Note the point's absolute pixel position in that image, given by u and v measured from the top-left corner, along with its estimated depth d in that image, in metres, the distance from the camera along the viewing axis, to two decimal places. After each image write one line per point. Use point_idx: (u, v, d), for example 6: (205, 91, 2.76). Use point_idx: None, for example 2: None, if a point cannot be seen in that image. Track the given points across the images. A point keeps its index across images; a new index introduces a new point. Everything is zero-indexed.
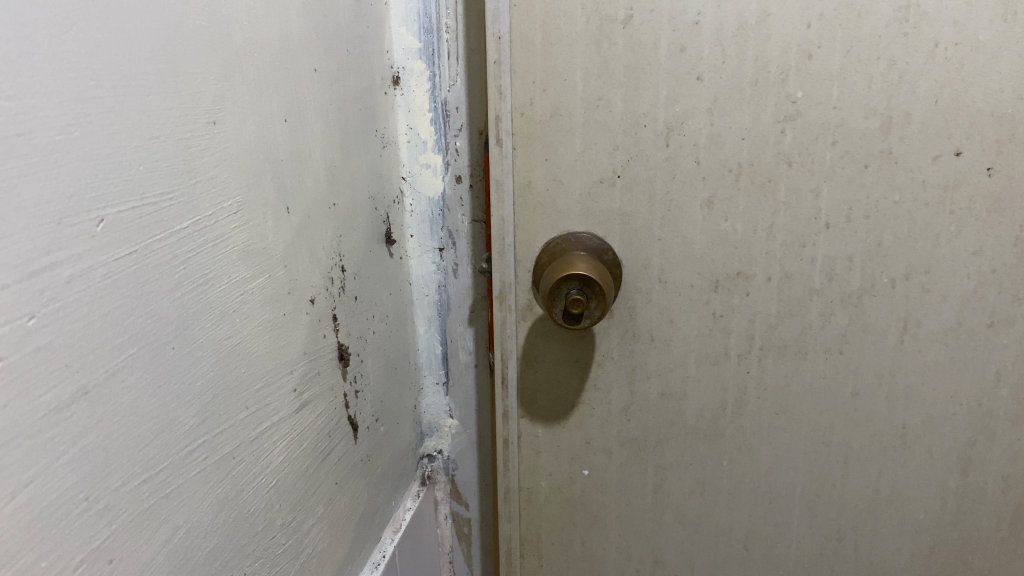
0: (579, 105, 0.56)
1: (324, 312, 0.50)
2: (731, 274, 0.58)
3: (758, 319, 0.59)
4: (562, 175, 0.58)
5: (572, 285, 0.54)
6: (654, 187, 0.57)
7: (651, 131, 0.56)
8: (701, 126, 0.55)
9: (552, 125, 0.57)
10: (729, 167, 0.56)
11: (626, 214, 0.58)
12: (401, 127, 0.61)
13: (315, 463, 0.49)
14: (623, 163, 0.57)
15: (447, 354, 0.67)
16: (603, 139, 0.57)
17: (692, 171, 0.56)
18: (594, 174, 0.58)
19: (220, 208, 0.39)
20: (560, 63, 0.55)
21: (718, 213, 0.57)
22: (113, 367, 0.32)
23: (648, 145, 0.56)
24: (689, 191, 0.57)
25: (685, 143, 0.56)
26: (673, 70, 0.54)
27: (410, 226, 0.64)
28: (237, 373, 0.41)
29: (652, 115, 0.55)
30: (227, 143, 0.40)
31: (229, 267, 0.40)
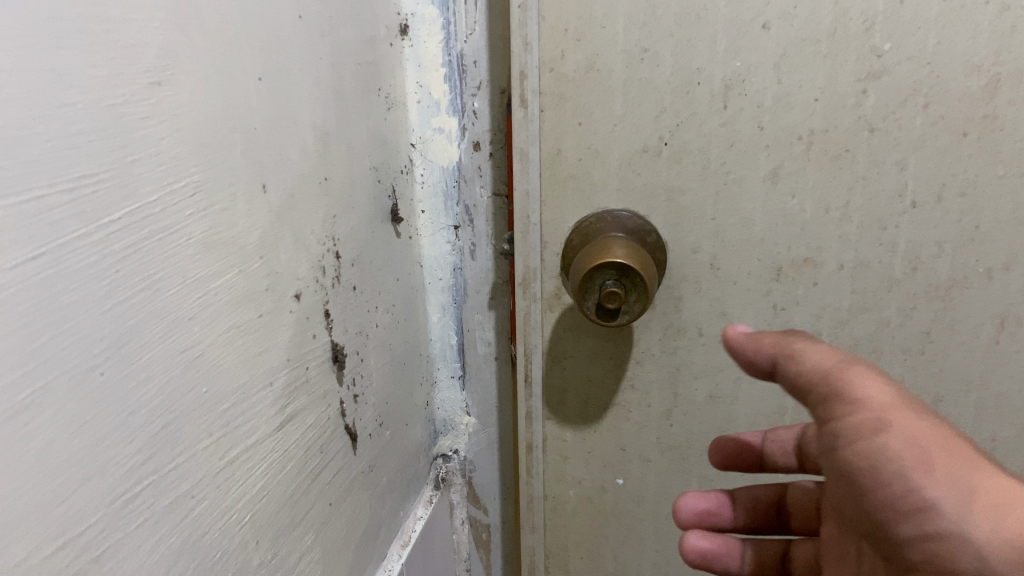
0: (619, 59, 0.47)
1: (313, 309, 0.42)
2: (797, 261, 0.50)
3: (825, 314, 0.51)
4: (598, 143, 0.50)
5: (610, 275, 0.46)
6: (708, 158, 0.48)
7: (705, 91, 0.47)
8: (766, 86, 0.46)
9: (586, 84, 0.48)
10: (798, 135, 0.47)
11: (672, 189, 0.50)
12: (410, 85, 0.53)
13: (303, 487, 0.42)
14: (671, 129, 0.48)
15: (464, 345, 0.59)
16: (647, 100, 0.48)
17: (754, 139, 0.47)
18: (636, 142, 0.49)
19: (169, 191, 0.31)
20: (597, 7, 0.46)
21: (784, 190, 0.48)
22: (15, 406, 0.24)
23: (701, 109, 0.47)
24: (749, 163, 0.48)
25: (747, 105, 0.46)
26: (733, 17, 0.44)
27: (420, 200, 0.56)
28: (197, 393, 0.33)
29: (707, 72, 0.46)
30: (180, 109, 0.32)
31: (185, 264, 0.32)
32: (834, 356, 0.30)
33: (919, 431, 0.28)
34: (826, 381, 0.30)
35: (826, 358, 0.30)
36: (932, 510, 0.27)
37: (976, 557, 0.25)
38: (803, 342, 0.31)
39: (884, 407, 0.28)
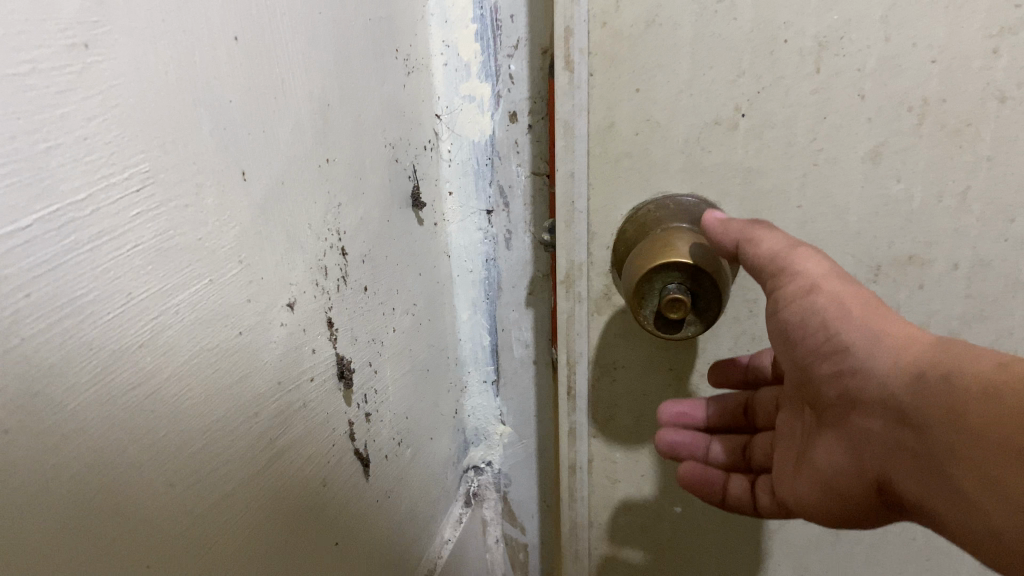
0: (686, 11, 0.38)
1: (312, 318, 0.35)
2: (900, 258, 0.41)
3: (931, 325, 0.43)
4: (658, 114, 0.41)
5: (673, 278, 0.37)
6: (795, 133, 0.40)
7: (794, 50, 0.38)
8: (871, 44, 0.37)
9: (644, 43, 0.39)
10: (910, 105, 0.37)
11: (749, 170, 0.41)
12: (435, 45, 0.45)
13: (302, 531, 0.36)
14: (750, 98, 0.39)
15: (498, 347, 0.53)
16: (720, 62, 0.39)
17: (853, 111, 0.38)
18: (706, 113, 0.40)
19: (104, 187, 0.24)
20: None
21: (887, 172, 0.39)
22: None
23: (788, 73, 0.38)
24: (846, 140, 0.39)
25: (846, 69, 0.37)
26: None
27: (448, 180, 0.48)
28: (149, 440, 0.26)
29: (796, 26, 0.37)
30: (116, 78, 0.24)
31: (129, 279, 0.25)
32: (785, 242, 0.34)
33: (844, 294, 0.31)
34: (779, 262, 0.34)
35: (778, 243, 0.34)
36: (852, 352, 0.30)
37: (879, 385, 0.29)
38: (765, 229, 0.36)
39: (817, 277, 0.32)
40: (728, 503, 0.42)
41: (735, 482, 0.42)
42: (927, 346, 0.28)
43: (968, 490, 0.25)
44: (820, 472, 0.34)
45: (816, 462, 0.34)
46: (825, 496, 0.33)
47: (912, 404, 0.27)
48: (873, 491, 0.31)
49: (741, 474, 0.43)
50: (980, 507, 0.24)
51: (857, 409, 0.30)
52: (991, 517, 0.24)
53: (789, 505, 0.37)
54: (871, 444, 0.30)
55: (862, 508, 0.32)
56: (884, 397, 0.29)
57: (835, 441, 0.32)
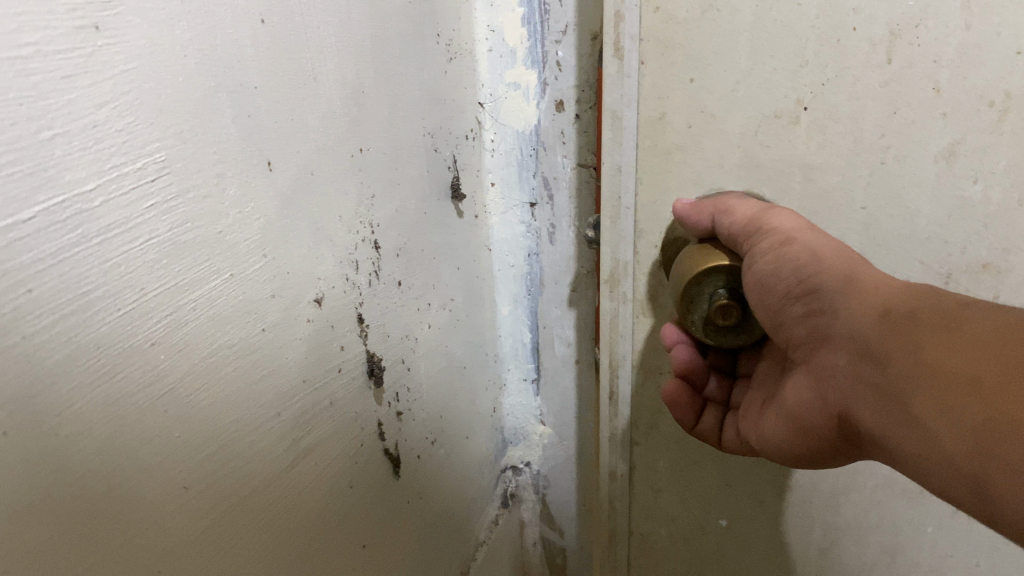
0: None
1: (341, 315, 0.34)
2: (973, 265, 0.39)
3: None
4: (713, 106, 0.40)
5: (718, 282, 0.37)
6: (862, 127, 0.38)
7: (863, 39, 0.36)
8: (948, 32, 0.34)
9: (699, 27, 0.38)
10: (991, 100, 0.35)
11: (809, 166, 0.40)
12: (481, 30, 0.43)
13: (327, 533, 0.34)
14: (815, 89, 0.38)
15: (539, 344, 0.51)
16: (783, 49, 0.37)
17: (927, 104, 0.36)
18: (765, 105, 0.39)
19: (111, 180, 0.23)
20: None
21: (962, 172, 0.37)
22: None
23: (857, 62, 0.36)
24: (919, 135, 0.37)
25: (920, 60, 0.35)
26: None
27: (491, 171, 0.47)
28: (165, 440, 0.25)
29: (867, 12, 0.35)
30: (131, 64, 0.23)
31: (141, 275, 0.24)
32: (757, 208, 0.36)
33: (817, 244, 0.32)
34: (753, 223, 0.36)
35: (751, 209, 0.36)
36: (819, 295, 0.31)
37: (843, 329, 0.30)
38: (736, 199, 0.38)
39: (792, 231, 0.34)
40: (694, 430, 0.44)
41: (707, 416, 0.44)
42: (889, 287, 0.29)
43: (921, 415, 0.26)
44: (789, 411, 0.36)
45: (787, 402, 0.36)
46: (796, 431, 0.35)
47: (873, 346, 0.28)
48: (832, 427, 0.32)
49: (716, 409, 0.44)
50: (926, 431, 0.25)
51: (823, 348, 0.32)
52: (937, 442, 0.25)
53: (763, 442, 0.39)
54: (832, 380, 0.31)
55: (824, 441, 0.33)
56: (847, 340, 0.30)
57: (806, 380, 0.34)
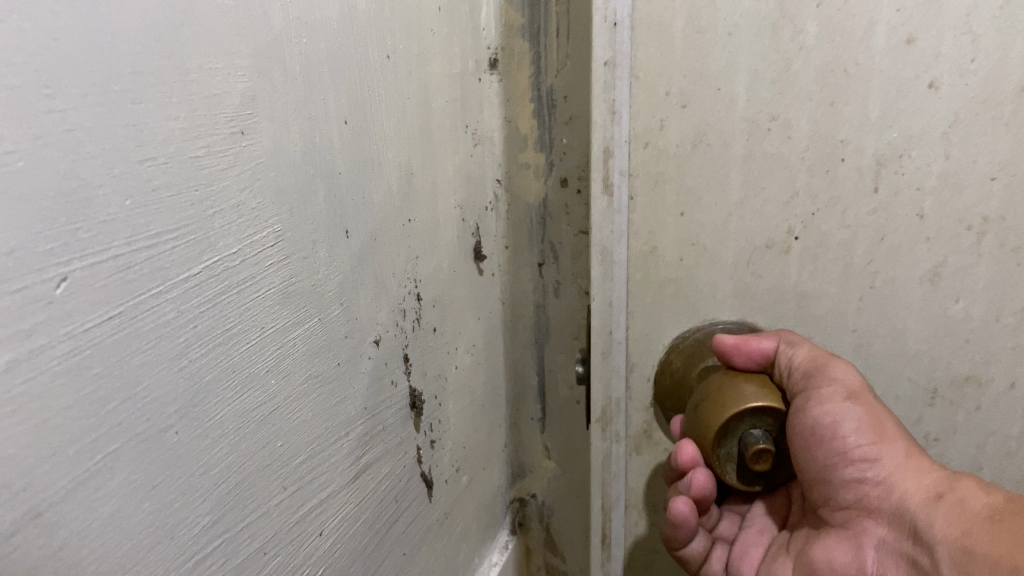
0: (741, 126, 0.50)
1: (393, 354, 0.41)
2: (958, 377, 0.51)
3: (987, 447, 0.52)
4: (704, 239, 0.55)
5: (761, 422, 0.46)
6: (853, 253, 0.51)
7: (850, 168, 0.49)
8: (931, 161, 0.47)
9: (687, 159, 0.53)
10: (971, 225, 0.47)
11: (802, 294, 0.53)
12: (500, 120, 0.52)
13: (378, 537, 0.41)
14: (805, 220, 0.51)
15: (545, 386, 0.58)
16: (772, 181, 0.51)
17: (914, 229, 0.48)
18: (757, 235, 0.53)
19: (248, 244, 0.30)
20: (710, 42, 0.49)
21: (945, 292, 0.49)
22: (86, 472, 0.24)
23: (847, 190, 0.49)
24: (903, 259, 0.49)
25: (903, 187, 0.48)
26: (893, 69, 0.46)
27: (506, 236, 0.54)
28: (273, 447, 0.32)
29: (856, 144, 0.48)
30: (262, 158, 0.31)
31: (261, 315, 0.31)
32: (816, 358, 0.46)
33: (876, 415, 0.43)
34: (814, 371, 0.45)
35: (812, 358, 0.46)
36: (878, 463, 0.42)
37: (899, 499, 0.40)
38: (796, 349, 0.48)
39: (853, 393, 0.43)
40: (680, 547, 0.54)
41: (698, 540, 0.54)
42: (942, 475, 0.39)
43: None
44: (820, 561, 0.45)
45: (820, 554, 0.46)
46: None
47: (925, 520, 0.39)
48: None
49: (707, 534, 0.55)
50: None
51: (871, 511, 0.42)
52: None
53: None
54: (878, 540, 0.42)
55: None
56: (901, 509, 0.40)
57: (843, 535, 0.44)
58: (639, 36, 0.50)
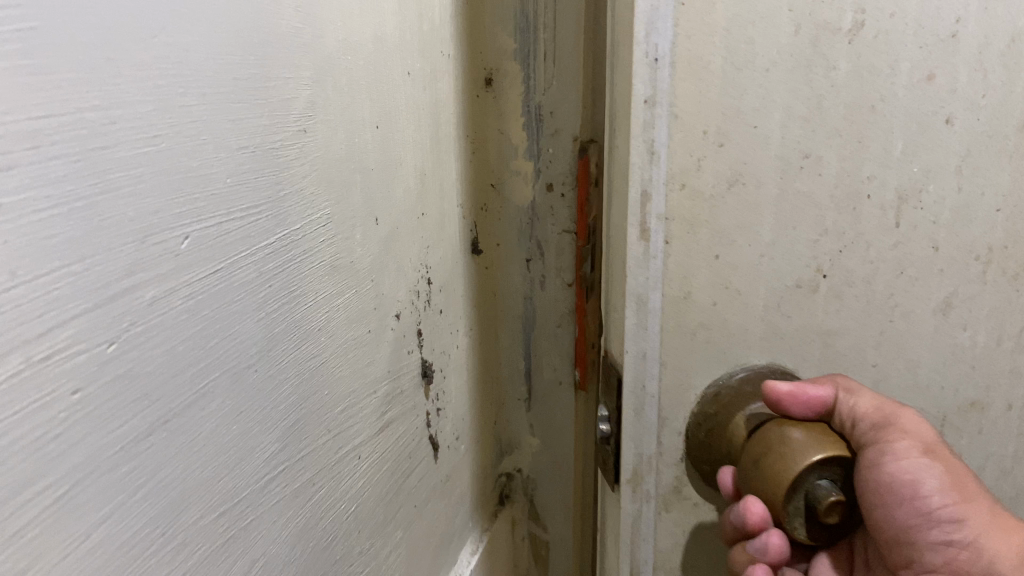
0: (773, 169, 0.60)
1: (410, 327, 0.48)
2: (965, 404, 0.66)
3: (989, 465, 0.68)
4: (737, 280, 0.63)
5: (827, 472, 0.53)
6: (876, 289, 0.62)
7: (874, 206, 0.60)
8: (946, 195, 0.59)
9: (720, 206, 0.61)
10: (979, 257, 0.61)
11: (824, 331, 0.64)
12: (494, 131, 0.59)
13: (396, 486, 0.47)
14: (831, 259, 0.62)
15: (531, 370, 0.64)
16: (806, 220, 0.61)
17: (928, 259, 0.61)
18: (791, 277, 0.63)
19: (308, 222, 0.37)
20: (740, 85, 0.58)
21: (955, 322, 0.63)
22: (195, 393, 0.30)
23: (869, 227, 0.61)
24: (923, 293, 0.62)
25: (921, 220, 0.60)
26: (912, 111, 0.57)
27: (498, 234, 0.62)
28: (322, 395, 0.39)
29: (876, 194, 0.60)
30: (320, 152, 0.37)
31: (315, 282, 0.38)
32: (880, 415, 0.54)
33: (953, 478, 0.52)
34: (883, 428, 0.54)
35: (877, 413, 0.55)
36: (965, 524, 0.50)
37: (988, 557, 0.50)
38: (856, 405, 0.56)
39: (923, 453, 0.52)
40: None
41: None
42: None
43: None
44: None
45: None
46: None
47: None
48: None
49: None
50: None
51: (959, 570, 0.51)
52: None
53: None
54: None
55: None
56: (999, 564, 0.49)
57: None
58: (677, 76, 0.58)
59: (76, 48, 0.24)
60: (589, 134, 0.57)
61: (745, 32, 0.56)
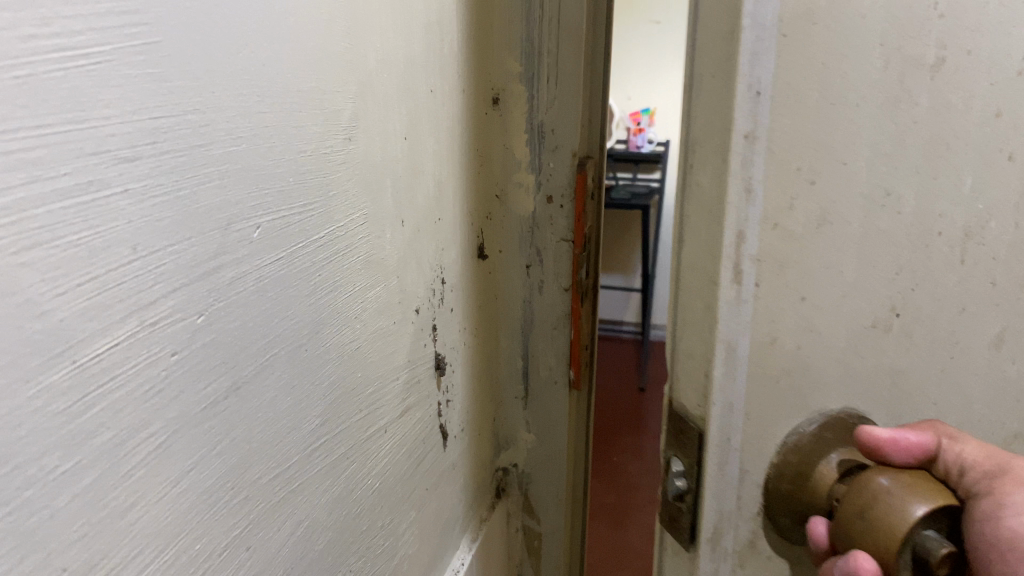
0: (856, 204, 0.42)
1: (426, 323, 0.52)
2: None
3: None
4: (820, 323, 0.44)
5: (937, 524, 0.41)
6: (938, 321, 0.45)
7: (944, 241, 0.44)
8: (1005, 231, 0.44)
9: (816, 243, 0.42)
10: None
11: (896, 372, 0.46)
12: (498, 146, 0.64)
13: (412, 468, 0.51)
14: (904, 294, 0.44)
15: (528, 369, 0.69)
16: (884, 256, 0.43)
17: (986, 295, 0.45)
18: (858, 317, 0.44)
19: (350, 220, 0.41)
20: (836, 118, 0.40)
21: (1005, 356, 0.47)
22: (259, 365, 0.34)
23: (938, 263, 0.44)
24: (979, 327, 0.46)
25: (983, 254, 0.44)
26: (979, 146, 0.42)
27: (499, 242, 0.66)
28: (356, 377, 0.43)
29: (947, 220, 0.43)
30: (359, 158, 0.42)
31: (353, 274, 0.42)
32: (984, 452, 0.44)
33: None
34: (993, 470, 0.43)
35: (980, 450, 0.44)
36: None
37: None
38: (962, 445, 0.44)
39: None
40: None
41: None
42: None
43: None
44: None
45: None
46: None
47: None
48: None
49: None
50: None
51: None
52: None
53: None
54: None
55: None
56: None
57: None
58: (777, 110, 0.40)
59: (184, 59, 0.29)
60: (584, 151, 0.63)
61: (829, 58, 0.39)
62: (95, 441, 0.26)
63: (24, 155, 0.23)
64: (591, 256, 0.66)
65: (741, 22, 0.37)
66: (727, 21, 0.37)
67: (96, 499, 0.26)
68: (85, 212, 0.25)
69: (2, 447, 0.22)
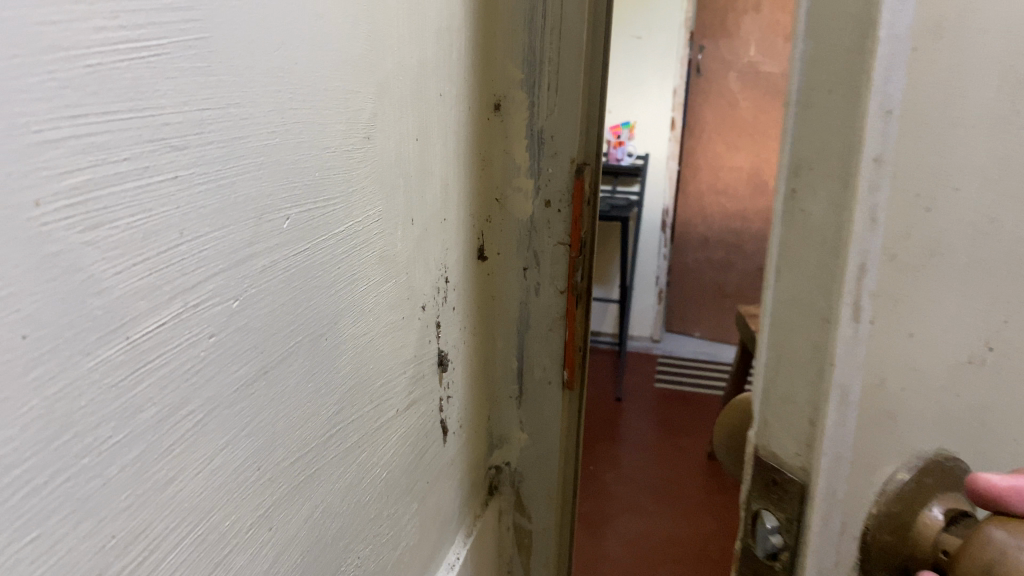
0: (963, 233, 0.35)
1: (431, 319, 0.53)
2: None
3: None
4: (924, 362, 0.37)
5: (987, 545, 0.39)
6: None
7: None
8: None
9: (929, 278, 0.36)
10: None
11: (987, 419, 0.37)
12: (499, 151, 0.65)
13: (415, 461, 0.53)
14: (998, 328, 0.36)
15: (523, 369, 0.70)
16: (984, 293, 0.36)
17: None
18: (947, 354, 0.37)
19: (367, 215, 0.42)
20: (955, 137, 0.34)
21: None
22: (285, 351, 0.36)
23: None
24: None
25: None
26: None
27: (498, 245, 0.68)
28: (368, 369, 0.44)
29: None
30: (377, 156, 0.43)
31: (368, 268, 0.43)
32: None
33: None
34: None
35: None
36: None
37: None
38: None
39: None
40: None
41: None
42: None
43: None
44: None
45: None
46: None
47: None
48: None
49: None
50: None
51: None
52: None
53: None
54: None
55: None
56: None
57: None
58: (901, 134, 0.34)
59: (228, 55, 0.30)
60: (582, 157, 0.65)
61: (954, 75, 0.34)
62: (142, 415, 0.27)
63: (89, 140, 0.24)
64: (586, 260, 0.68)
65: (876, 33, 0.31)
66: (851, 34, 0.32)
67: (142, 470, 0.27)
68: (140, 196, 0.26)
69: (64, 415, 0.24)
